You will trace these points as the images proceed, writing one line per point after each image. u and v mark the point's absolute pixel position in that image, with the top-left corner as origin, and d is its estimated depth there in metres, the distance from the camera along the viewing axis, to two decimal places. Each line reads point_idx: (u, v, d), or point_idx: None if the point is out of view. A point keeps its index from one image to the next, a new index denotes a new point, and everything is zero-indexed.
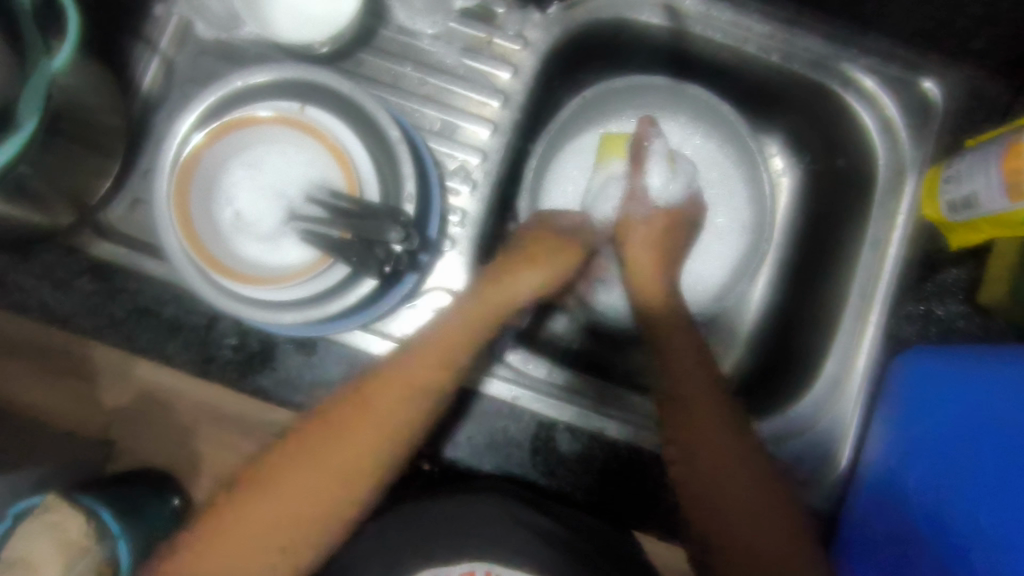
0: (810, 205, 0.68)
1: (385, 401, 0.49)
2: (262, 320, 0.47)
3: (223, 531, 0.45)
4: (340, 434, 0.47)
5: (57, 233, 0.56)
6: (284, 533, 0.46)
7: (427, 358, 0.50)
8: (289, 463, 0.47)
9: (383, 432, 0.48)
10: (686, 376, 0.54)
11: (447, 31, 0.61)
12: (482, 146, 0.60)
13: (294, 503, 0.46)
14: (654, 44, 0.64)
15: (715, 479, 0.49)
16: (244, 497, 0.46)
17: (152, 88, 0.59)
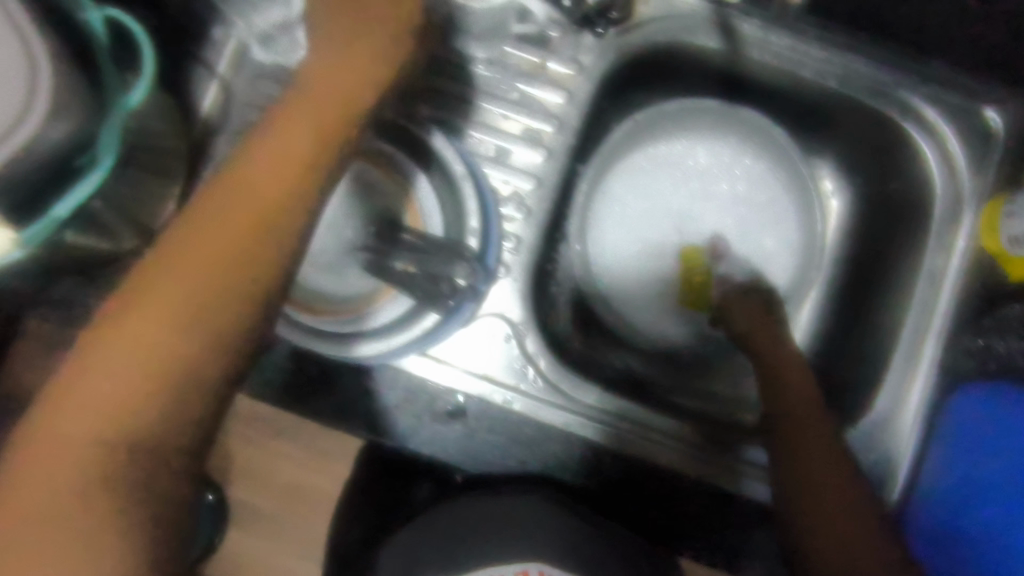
0: (861, 230, 0.67)
1: (206, 241, 0.36)
2: (330, 352, 0.48)
3: (37, 445, 0.34)
4: (160, 301, 0.35)
5: (121, 257, 0.57)
6: (134, 402, 0.34)
7: (261, 176, 0.38)
8: (97, 360, 0.35)
9: (220, 277, 0.36)
10: (799, 411, 0.54)
11: (501, 54, 0.60)
12: (535, 171, 0.60)
13: (133, 386, 0.34)
14: (708, 67, 0.64)
15: (818, 482, 0.51)
16: (63, 401, 0.34)
17: (211, 110, 0.60)
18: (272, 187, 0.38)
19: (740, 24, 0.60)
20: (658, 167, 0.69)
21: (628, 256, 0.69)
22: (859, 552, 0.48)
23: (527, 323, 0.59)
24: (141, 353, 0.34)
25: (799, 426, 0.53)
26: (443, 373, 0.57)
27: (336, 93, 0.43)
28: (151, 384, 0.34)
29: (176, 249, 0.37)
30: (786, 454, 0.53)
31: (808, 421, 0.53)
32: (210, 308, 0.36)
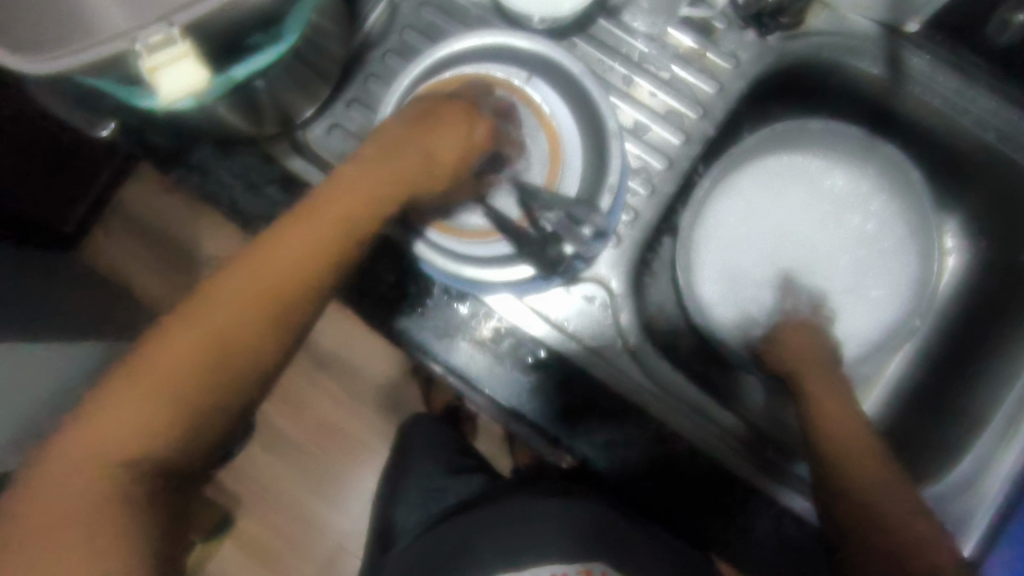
0: (977, 295, 0.66)
1: (302, 225, 0.40)
2: (438, 266, 0.51)
3: (121, 386, 0.36)
4: (230, 303, 0.37)
5: (259, 140, 0.60)
6: (229, 343, 0.37)
7: (335, 206, 0.40)
8: (161, 351, 0.36)
9: (321, 237, 0.40)
10: (837, 426, 0.53)
11: (664, 34, 0.61)
12: (669, 153, 0.61)
13: (228, 322, 0.37)
14: (862, 93, 0.63)
15: (854, 462, 0.51)
16: (158, 344, 0.37)
17: (375, 25, 0.62)
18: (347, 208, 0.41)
19: (910, 57, 0.59)
20: (785, 183, 0.68)
21: (734, 261, 0.68)
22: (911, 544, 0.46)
23: (624, 297, 0.60)
24: (238, 298, 0.38)
25: (829, 430, 0.53)
26: (536, 326, 0.58)
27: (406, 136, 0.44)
28: (252, 325, 0.38)
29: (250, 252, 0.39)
30: (818, 447, 0.53)
31: (852, 442, 0.52)
32: (273, 305, 0.38)
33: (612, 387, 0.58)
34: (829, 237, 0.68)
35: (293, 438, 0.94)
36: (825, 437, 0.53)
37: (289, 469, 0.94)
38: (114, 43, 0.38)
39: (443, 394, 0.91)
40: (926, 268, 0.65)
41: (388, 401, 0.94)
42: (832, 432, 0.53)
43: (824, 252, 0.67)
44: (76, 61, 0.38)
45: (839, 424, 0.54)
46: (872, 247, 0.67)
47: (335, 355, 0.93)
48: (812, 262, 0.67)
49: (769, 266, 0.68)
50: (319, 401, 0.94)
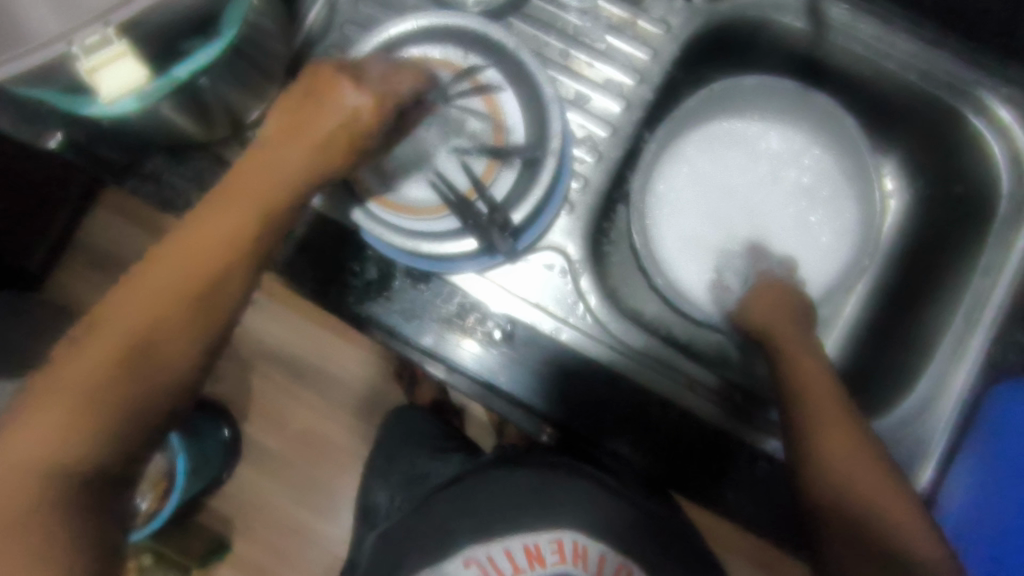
0: (919, 229, 0.68)
1: (222, 210, 0.40)
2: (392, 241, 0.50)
3: (53, 378, 0.36)
4: (143, 295, 0.38)
5: (210, 143, 0.61)
6: (157, 329, 0.38)
7: (249, 191, 0.41)
8: (74, 354, 0.37)
9: (241, 220, 0.40)
10: (804, 372, 0.55)
11: (595, 6, 0.63)
12: (612, 120, 0.63)
13: (153, 310, 0.38)
14: (790, 48, 0.66)
15: (818, 403, 0.53)
16: (89, 335, 0.37)
17: (314, 24, 0.63)
18: (262, 188, 0.41)
19: (829, 8, 0.63)
20: (730, 143, 0.72)
21: (687, 220, 0.70)
22: (880, 507, 0.49)
23: (584, 263, 0.61)
24: (161, 285, 0.39)
25: (799, 376, 0.54)
26: (502, 301, 0.59)
27: (302, 108, 0.43)
28: (178, 309, 0.38)
29: (174, 241, 0.40)
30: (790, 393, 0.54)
31: (820, 392, 0.53)
32: (198, 290, 0.39)
33: (578, 351, 0.60)
34: (773, 189, 0.71)
35: (275, 449, 0.94)
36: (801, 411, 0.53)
37: (276, 480, 0.94)
38: (52, 46, 0.39)
39: (427, 390, 0.92)
40: (870, 209, 0.68)
41: (366, 403, 0.94)
42: (809, 407, 0.52)
43: (771, 205, 0.71)
44: (9, 70, 0.39)
45: (817, 395, 0.53)
46: (813, 196, 0.71)
47: (310, 361, 0.94)
48: (762, 215, 0.71)
49: (723, 224, 0.71)
50: (298, 409, 0.94)
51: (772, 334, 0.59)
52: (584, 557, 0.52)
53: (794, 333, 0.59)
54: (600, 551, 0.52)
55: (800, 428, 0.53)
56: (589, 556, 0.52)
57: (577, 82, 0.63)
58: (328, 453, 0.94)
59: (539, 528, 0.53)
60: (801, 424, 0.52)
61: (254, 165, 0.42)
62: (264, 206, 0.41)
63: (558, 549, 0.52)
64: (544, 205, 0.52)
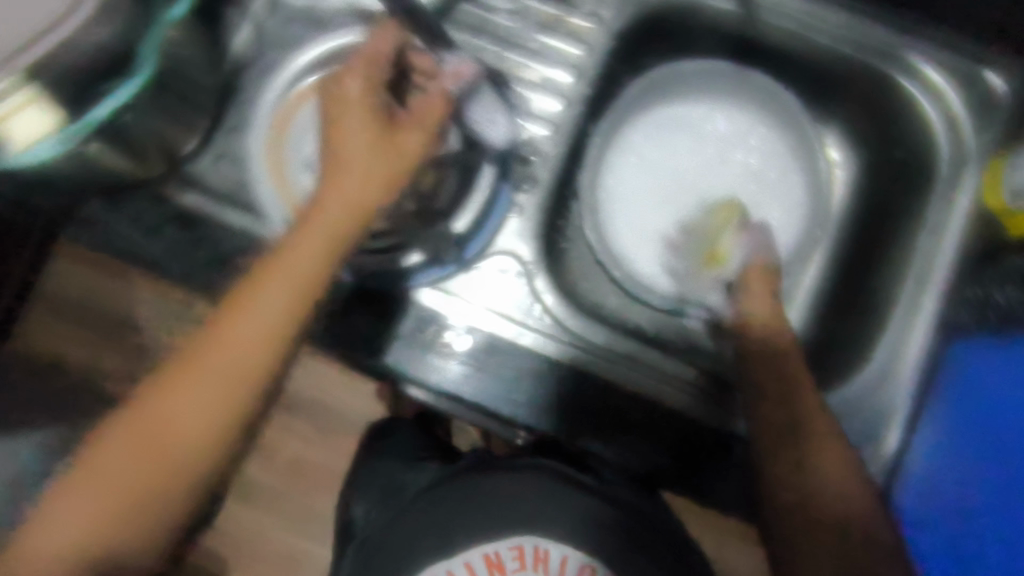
0: (866, 196, 0.69)
1: (249, 319, 0.45)
2: None
3: (105, 455, 0.44)
4: (178, 392, 0.44)
5: (147, 182, 0.60)
6: (188, 427, 0.44)
7: (270, 299, 0.45)
8: (119, 439, 0.45)
9: (268, 329, 0.45)
10: (772, 371, 0.55)
11: (524, 7, 0.63)
12: (553, 119, 0.63)
13: (190, 407, 0.44)
14: (722, 29, 0.66)
15: (786, 407, 0.53)
16: (131, 423, 0.45)
17: (242, 50, 0.62)
18: (292, 293, 0.45)
19: None
20: (675, 126, 0.72)
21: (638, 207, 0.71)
22: (842, 510, 0.50)
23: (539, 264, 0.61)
24: (192, 386, 0.45)
25: (770, 378, 0.55)
26: (461, 309, 0.59)
27: (347, 179, 0.46)
28: (207, 411, 0.44)
29: (206, 342, 0.45)
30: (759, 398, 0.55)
31: (788, 392, 0.54)
32: (229, 393, 0.45)
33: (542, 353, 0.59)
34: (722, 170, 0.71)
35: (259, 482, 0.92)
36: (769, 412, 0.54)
37: (257, 513, 0.92)
38: None
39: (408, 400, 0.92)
40: (814, 180, 0.69)
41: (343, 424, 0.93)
42: (777, 407, 0.54)
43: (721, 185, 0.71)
44: None
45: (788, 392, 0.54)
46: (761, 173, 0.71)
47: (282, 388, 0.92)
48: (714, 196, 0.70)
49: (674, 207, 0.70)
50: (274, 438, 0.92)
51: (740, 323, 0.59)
52: (545, 558, 0.54)
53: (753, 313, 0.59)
54: (569, 555, 0.54)
55: (770, 433, 0.53)
56: (550, 559, 0.54)
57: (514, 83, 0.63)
58: (306, 482, 0.91)
59: (500, 529, 0.55)
60: (772, 429, 0.53)
61: (288, 262, 0.45)
62: (289, 314, 0.45)
63: (519, 554, 0.54)
64: None
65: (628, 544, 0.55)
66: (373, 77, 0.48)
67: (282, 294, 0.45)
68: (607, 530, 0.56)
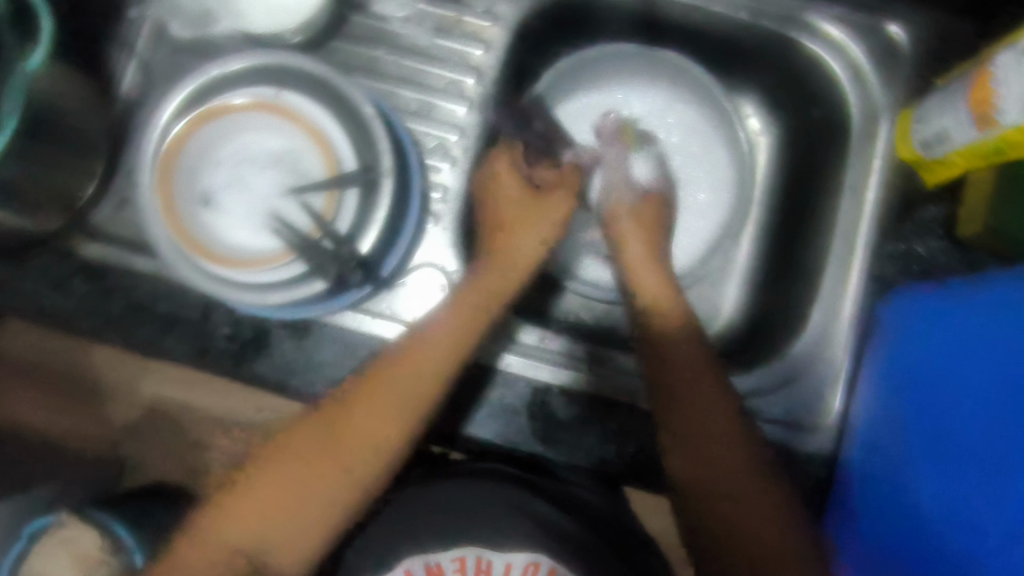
0: (788, 161, 0.69)
1: (413, 369, 0.47)
2: (240, 300, 0.48)
3: (267, 469, 0.45)
4: (348, 429, 0.46)
5: (47, 239, 0.57)
6: (336, 467, 0.45)
7: (427, 353, 0.48)
8: (280, 456, 0.45)
9: (421, 382, 0.47)
10: (671, 355, 0.52)
11: (417, 12, 0.62)
12: (460, 123, 0.61)
13: (339, 450, 0.45)
14: (622, 12, 0.65)
15: (684, 392, 0.50)
16: (297, 448, 0.45)
17: (131, 89, 0.60)
18: (442, 351, 0.48)
19: None
20: (589, 114, 0.70)
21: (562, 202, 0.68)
22: (747, 502, 0.46)
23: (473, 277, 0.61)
24: (374, 423, 0.46)
25: (669, 363, 0.52)
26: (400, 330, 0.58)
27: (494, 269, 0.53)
28: (365, 450, 0.46)
29: (362, 383, 0.47)
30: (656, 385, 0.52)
31: (689, 376, 0.51)
32: (380, 446, 0.46)
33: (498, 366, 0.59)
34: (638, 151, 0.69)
35: None
36: (672, 397, 0.50)
37: None
38: None
39: None
40: (737, 153, 0.68)
41: None
42: (681, 390, 0.50)
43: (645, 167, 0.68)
44: None
45: (693, 373, 0.51)
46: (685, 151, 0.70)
47: None
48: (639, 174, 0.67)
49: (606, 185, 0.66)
50: None
51: (640, 305, 0.56)
52: (488, 571, 0.50)
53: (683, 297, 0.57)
54: (517, 565, 0.50)
55: (670, 421, 0.50)
56: (493, 571, 0.50)
57: (417, 90, 0.61)
58: None
59: (442, 544, 0.51)
60: (670, 415, 0.50)
61: (443, 323, 0.49)
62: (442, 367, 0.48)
63: (462, 566, 0.50)
64: (390, 233, 0.52)
65: (580, 549, 0.52)
66: (513, 159, 0.58)
67: (439, 356, 0.48)
68: (559, 533, 0.52)
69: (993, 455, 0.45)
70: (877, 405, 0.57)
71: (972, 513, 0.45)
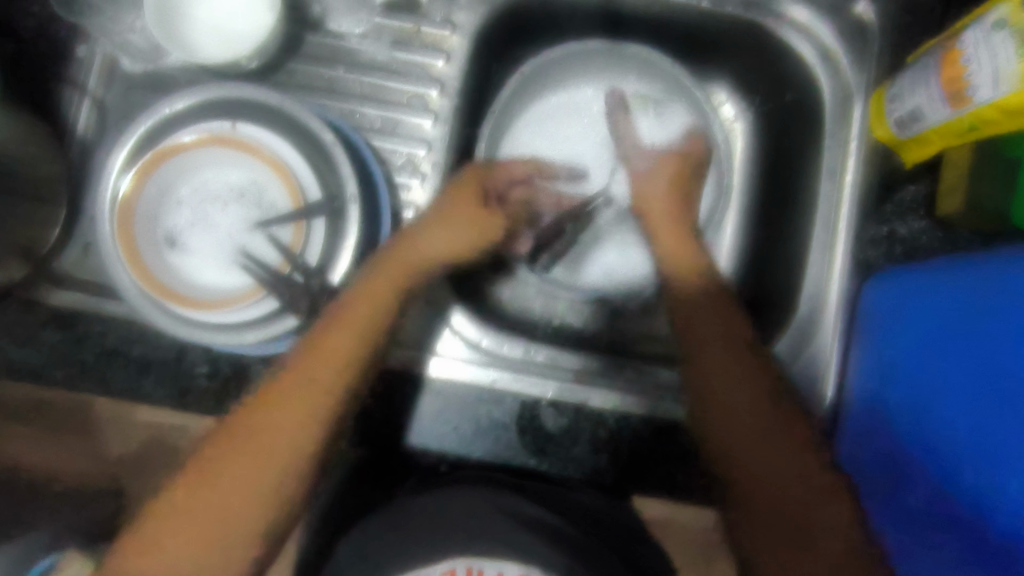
0: (765, 147, 0.68)
1: (305, 374, 0.45)
2: (213, 342, 0.47)
3: (173, 506, 0.43)
4: (250, 449, 0.43)
5: (14, 289, 0.56)
6: (242, 490, 0.43)
7: (327, 358, 0.45)
8: (181, 491, 0.43)
9: (314, 390, 0.44)
10: (704, 340, 0.53)
11: (373, 27, 0.60)
12: (427, 137, 0.60)
13: (243, 471, 0.43)
14: (583, 9, 0.63)
15: (720, 375, 0.51)
16: (196, 478, 0.43)
17: (87, 129, 0.58)
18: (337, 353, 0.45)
19: None
20: (563, 113, 0.70)
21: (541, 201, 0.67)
22: (781, 483, 0.47)
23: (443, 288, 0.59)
24: (274, 436, 0.43)
25: (704, 349, 0.53)
26: None
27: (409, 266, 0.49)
28: (267, 465, 0.43)
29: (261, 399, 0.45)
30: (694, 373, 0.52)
31: (722, 361, 0.52)
32: (286, 461, 0.43)
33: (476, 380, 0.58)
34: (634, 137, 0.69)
35: None
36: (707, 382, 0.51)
37: None
38: None
39: None
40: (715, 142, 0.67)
41: None
42: (709, 380, 0.51)
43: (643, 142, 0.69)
44: None
45: (720, 364, 0.51)
46: None
47: None
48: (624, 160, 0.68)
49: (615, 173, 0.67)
50: None
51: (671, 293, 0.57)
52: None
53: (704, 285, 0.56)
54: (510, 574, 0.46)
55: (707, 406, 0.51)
56: None
57: (380, 106, 0.60)
58: None
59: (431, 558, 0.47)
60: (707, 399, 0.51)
61: (341, 324, 0.46)
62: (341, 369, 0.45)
63: None
64: (363, 260, 0.51)
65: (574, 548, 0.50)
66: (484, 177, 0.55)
67: (345, 357, 0.46)
68: (554, 533, 0.50)
69: (1004, 422, 0.44)
70: (871, 388, 0.55)
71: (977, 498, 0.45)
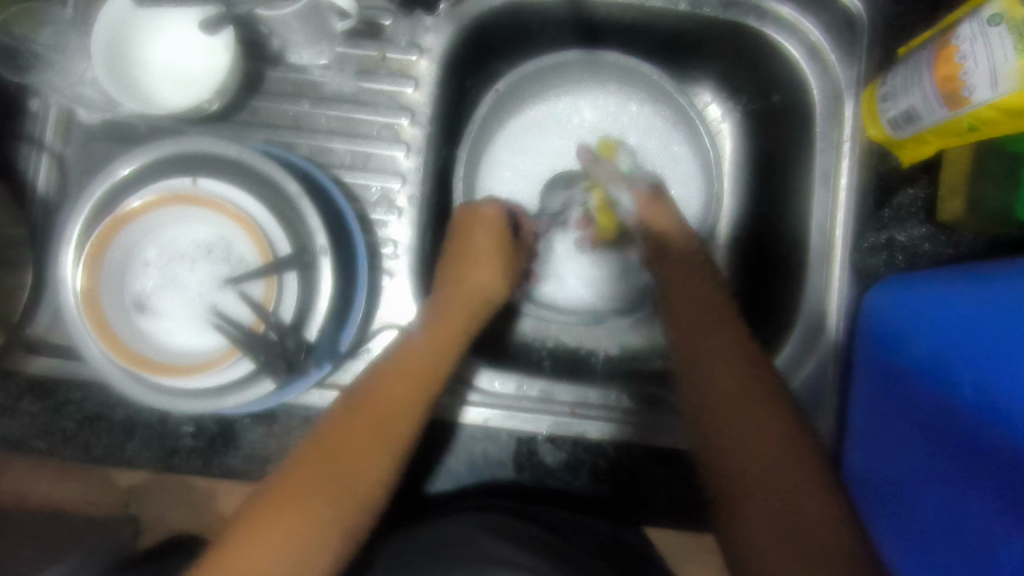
0: (754, 149, 0.65)
1: (383, 407, 0.48)
2: (188, 409, 0.45)
3: (249, 537, 0.42)
4: (327, 479, 0.45)
5: None
6: (316, 519, 0.43)
7: (394, 394, 0.48)
8: (254, 524, 0.42)
9: (390, 423, 0.47)
10: (702, 348, 0.52)
11: (336, 57, 0.57)
12: (401, 169, 0.57)
13: (320, 500, 0.44)
14: (555, 20, 0.60)
15: (714, 384, 0.50)
16: (269, 511, 0.43)
17: (47, 187, 0.56)
18: (409, 389, 0.49)
19: None
20: (543, 128, 0.67)
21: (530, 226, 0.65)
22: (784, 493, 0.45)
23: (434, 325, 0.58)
24: (355, 467, 0.45)
25: (699, 359, 0.51)
26: None
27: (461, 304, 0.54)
28: (344, 496, 0.44)
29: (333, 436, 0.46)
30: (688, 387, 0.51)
31: (715, 369, 0.50)
32: (361, 493, 0.45)
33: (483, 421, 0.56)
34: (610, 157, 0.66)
35: None
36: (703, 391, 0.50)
37: None
38: None
39: None
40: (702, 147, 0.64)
41: None
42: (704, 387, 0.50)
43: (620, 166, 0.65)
44: None
45: (715, 373, 0.50)
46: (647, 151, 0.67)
47: None
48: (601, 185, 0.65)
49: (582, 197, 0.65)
50: None
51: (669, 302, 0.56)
52: None
53: (696, 296, 0.55)
54: None
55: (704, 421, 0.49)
56: None
57: (350, 139, 0.57)
58: None
59: None
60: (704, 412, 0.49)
61: (409, 358, 0.50)
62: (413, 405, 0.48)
63: None
64: (337, 312, 0.49)
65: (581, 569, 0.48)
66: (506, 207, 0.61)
67: (407, 392, 0.49)
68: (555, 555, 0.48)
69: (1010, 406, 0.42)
70: (871, 403, 0.53)
71: (981, 529, 0.43)
